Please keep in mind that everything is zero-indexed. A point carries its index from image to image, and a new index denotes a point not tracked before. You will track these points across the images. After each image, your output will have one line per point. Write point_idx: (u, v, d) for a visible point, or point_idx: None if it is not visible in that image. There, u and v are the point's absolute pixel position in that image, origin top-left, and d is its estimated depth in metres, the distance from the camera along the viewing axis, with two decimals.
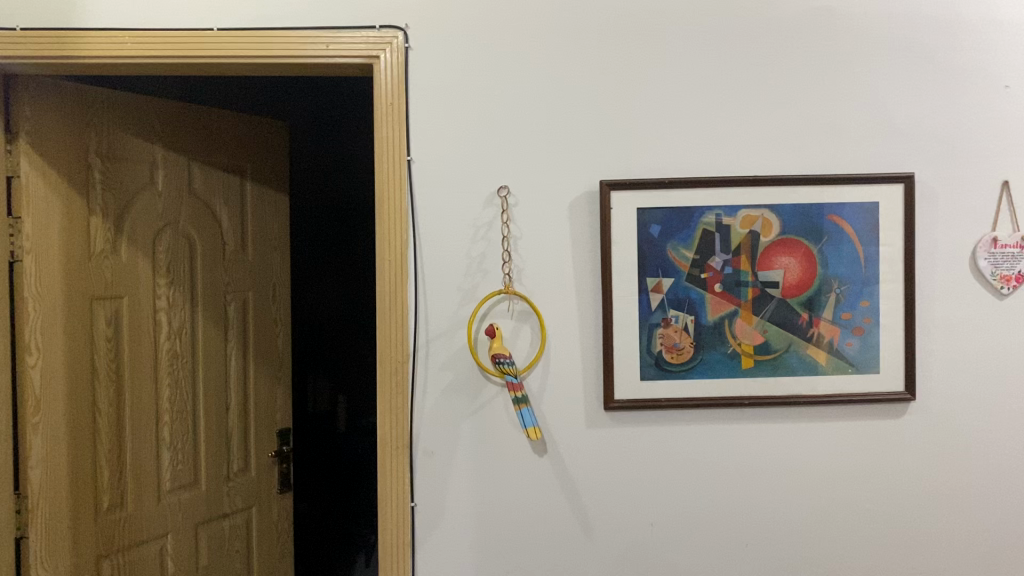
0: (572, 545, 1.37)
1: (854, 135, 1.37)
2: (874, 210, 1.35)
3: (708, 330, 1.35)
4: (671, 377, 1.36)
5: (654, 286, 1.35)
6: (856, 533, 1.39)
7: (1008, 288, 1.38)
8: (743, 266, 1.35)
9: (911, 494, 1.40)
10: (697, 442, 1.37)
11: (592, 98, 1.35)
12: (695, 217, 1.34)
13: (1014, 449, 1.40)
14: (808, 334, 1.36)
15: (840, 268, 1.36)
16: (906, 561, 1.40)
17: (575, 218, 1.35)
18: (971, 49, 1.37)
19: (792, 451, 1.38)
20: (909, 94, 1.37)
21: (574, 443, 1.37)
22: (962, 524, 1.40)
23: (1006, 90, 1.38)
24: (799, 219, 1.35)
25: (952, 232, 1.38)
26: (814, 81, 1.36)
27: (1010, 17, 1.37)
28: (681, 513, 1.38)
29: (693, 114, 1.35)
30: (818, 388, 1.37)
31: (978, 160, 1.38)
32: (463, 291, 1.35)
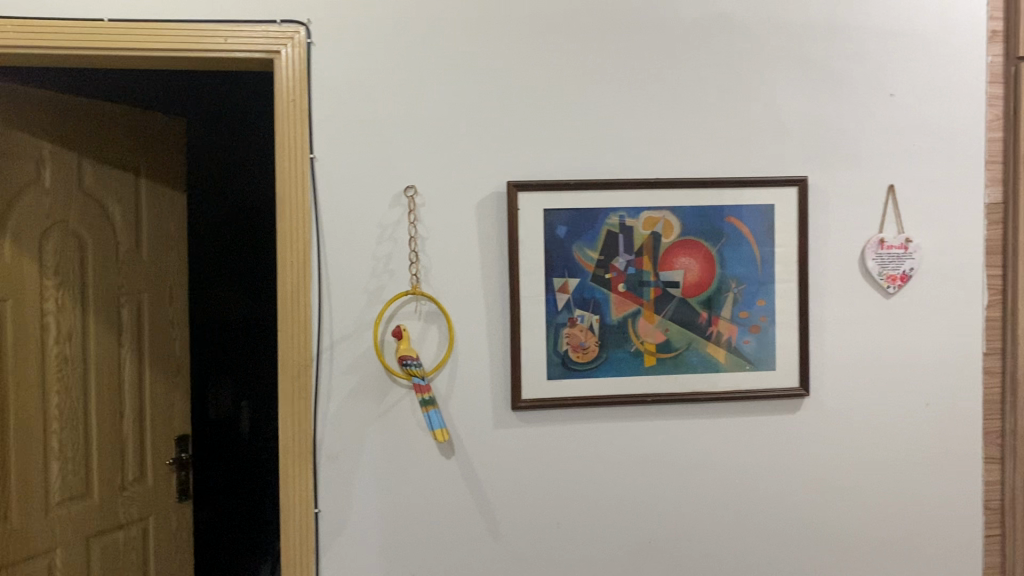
0: (478, 547, 1.37)
1: (751, 139, 1.41)
2: (770, 212, 1.40)
3: (613, 330, 1.38)
4: (578, 377, 1.37)
5: (561, 286, 1.36)
6: (754, 526, 1.44)
7: (894, 287, 1.45)
8: (646, 266, 1.38)
9: (805, 487, 1.45)
10: (603, 440, 1.39)
11: (498, 98, 1.35)
12: (600, 218, 1.36)
13: (898, 441, 1.48)
14: (707, 332, 1.40)
15: (737, 268, 1.40)
16: (800, 552, 1.45)
17: (482, 219, 1.35)
18: (860, 58, 1.43)
19: (694, 447, 1.42)
20: (803, 100, 1.42)
21: (481, 444, 1.37)
22: (852, 514, 1.47)
23: (892, 98, 1.45)
24: (699, 221, 1.38)
25: (843, 234, 1.44)
26: (713, 86, 1.40)
27: (895, 29, 1.44)
28: (588, 511, 1.40)
29: (597, 116, 1.37)
30: (719, 385, 1.41)
31: (866, 165, 1.45)
32: (369, 292, 1.33)
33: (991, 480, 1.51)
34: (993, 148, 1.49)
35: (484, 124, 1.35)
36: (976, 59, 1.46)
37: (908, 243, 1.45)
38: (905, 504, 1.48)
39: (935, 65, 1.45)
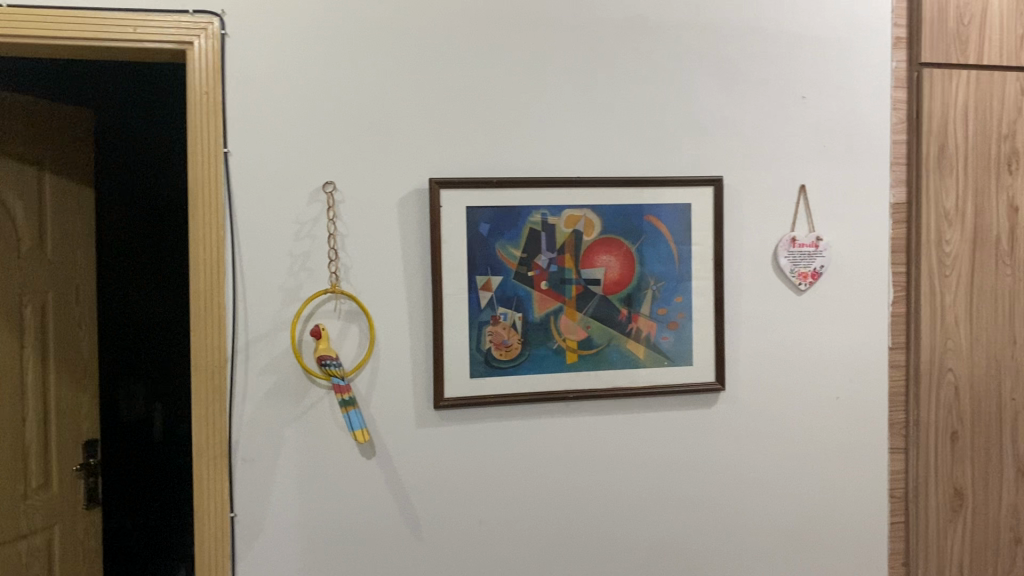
0: (400, 548, 1.36)
1: (669, 139, 1.44)
2: (687, 211, 1.43)
3: (535, 327, 1.38)
4: (500, 374, 1.37)
5: (484, 284, 1.36)
6: (672, 520, 1.47)
7: (805, 284, 1.50)
8: (568, 264, 1.39)
9: (723, 480, 1.49)
10: (526, 438, 1.40)
11: (418, 95, 1.34)
12: (522, 217, 1.36)
13: (810, 433, 1.52)
14: (628, 329, 1.42)
15: (656, 266, 1.42)
16: (717, 543, 1.49)
17: (403, 215, 1.34)
18: (774, 61, 1.47)
19: (614, 443, 1.44)
20: (720, 101, 1.45)
21: (402, 445, 1.35)
22: (768, 505, 1.51)
23: (803, 100, 1.49)
24: (619, 219, 1.40)
25: (758, 232, 1.48)
26: (633, 86, 1.42)
27: (806, 33, 1.49)
28: (511, 509, 1.40)
29: (519, 114, 1.38)
30: (639, 381, 1.43)
31: (780, 165, 1.49)
32: (286, 290, 1.31)
33: (895, 469, 1.58)
34: (898, 150, 1.55)
35: (405, 120, 1.33)
36: (880, 65, 1.53)
37: (819, 241, 1.50)
38: (818, 494, 1.54)
39: (843, 69, 1.51)
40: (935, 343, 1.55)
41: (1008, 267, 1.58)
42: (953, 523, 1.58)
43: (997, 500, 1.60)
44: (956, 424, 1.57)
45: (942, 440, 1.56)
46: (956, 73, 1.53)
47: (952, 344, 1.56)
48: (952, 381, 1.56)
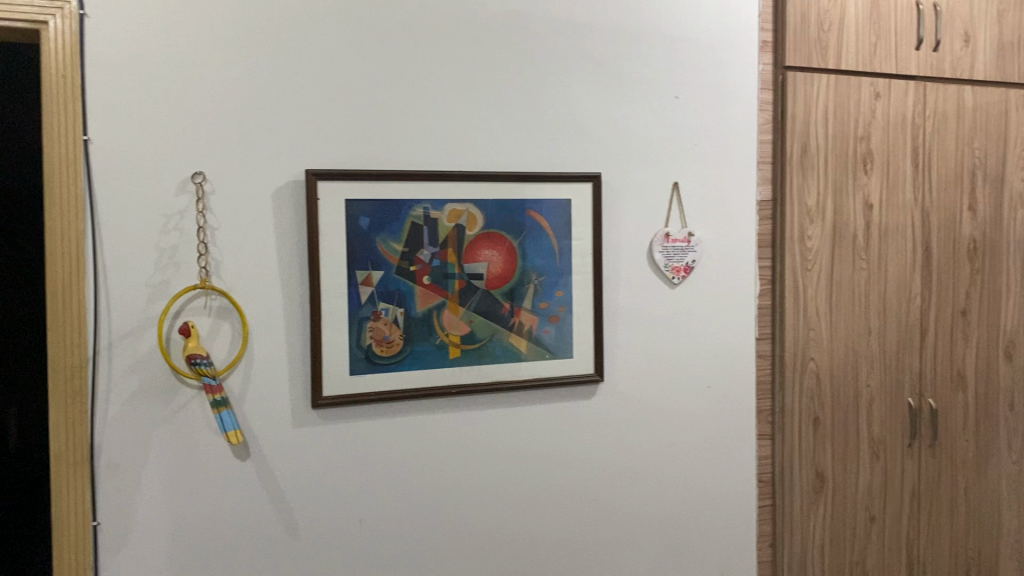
0: (277, 550, 1.32)
1: (549, 135, 1.45)
2: (567, 207, 1.45)
3: (417, 322, 1.37)
4: (381, 371, 1.35)
5: (364, 279, 1.33)
6: (552, 511, 1.49)
7: (679, 278, 1.55)
8: (450, 259, 1.38)
9: (602, 471, 1.52)
10: (408, 435, 1.39)
11: (294, 85, 1.30)
12: (404, 210, 1.35)
13: (683, 422, 1.58)
14: (509, 323, 1.43)
15: (537, 260, 1.44)
16: (596, 532, 1.52)
17: (278, 208, 1.30)
18: (649, 62, 1.51)
19: (496, 437, 1.44)
20: (597, 99, 1.48)
21: (279, 445, 1.32)
22: (645, 494, 1.55)
23: (676, 100, 1.54)
24: (500, 213, 1.41)
25: (634, 228, 1.52)
26: (513, 81, 1.43)
27: (679, 35, 1.53)
28: (393, 506, 1.38)
29: (399, 107, 1.36)
30: (521, 375, 1.44)
31: (654, 162, 1.53)
32: (152, 286, 1.24)
33: (762, 455, 1.65)
34: (765, 149, 1.62)
35: (280, 111, 1.29)
36: (747, 67, 1.59)
37: (691, 237, 1.55)
38: (692, 481, 1.59)
39: (713, 71, 1.56)
40: (799, 334, 1.63)
41: (864, 260, 1.68)
42: (816, 504, 1.67)
43: (855, 480, 1.70)
44: (818, 410, 1.66)
45: (805, 425, 1.65)
46: (817, 76, 1.61)
47: (815, 334, 1.64)
48: (814, 369, 1.65)
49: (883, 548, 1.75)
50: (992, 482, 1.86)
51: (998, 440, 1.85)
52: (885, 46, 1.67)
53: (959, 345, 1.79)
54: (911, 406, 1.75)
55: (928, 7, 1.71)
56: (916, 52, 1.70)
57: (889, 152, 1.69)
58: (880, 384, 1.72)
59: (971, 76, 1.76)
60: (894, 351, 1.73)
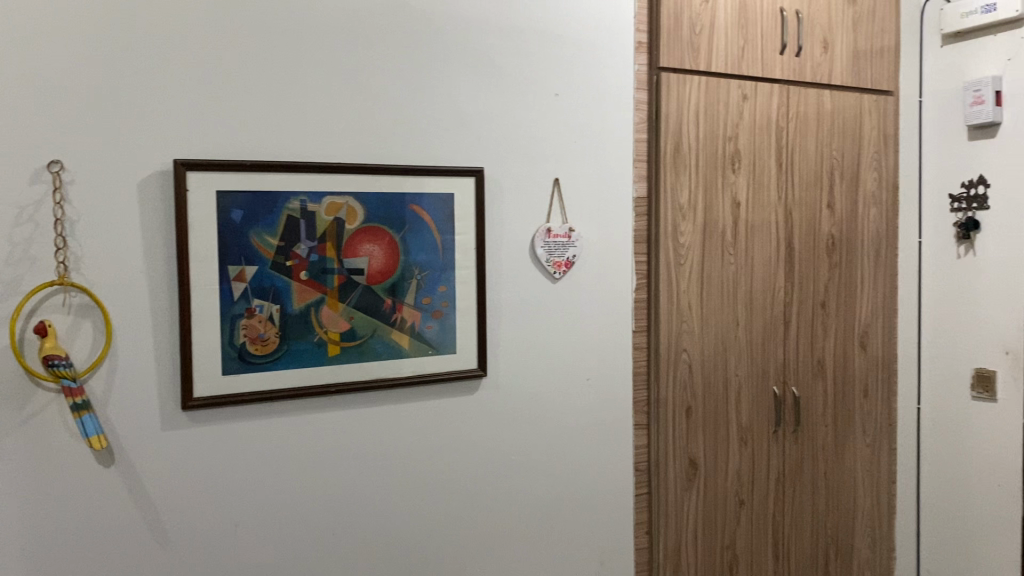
0: (145, 560, 1.26)
1: (430, 128, 1.44)
2: (449, 201, 1.44)
3: (294, 319, 1.33)
4: (256, 370, 1.31)
5: (237, 274, 1.28)
6: (435, 508, 1.48)
7: (560, 273, 1.57)
8: (328, 253, 1.35)
9: (484, 465, 1.52)
10: (286, 434, 1.34)
11: (161, 70, 1.23)
12: (279, 203, 1.30)
13: (564, 415, 1.60)
14: (390, 319, 1.41)
15: (419, 255, 1.42)
16: (479, 526, 1.52)
17: (144, 199, 1.23)
18: (530, 58, 1.52)
19: (378, 435, 1.42)
20: (479, 93, 1.48)
21: (147, 449, 1.25)
22: (527, 487, 1.57)
23: (556, 97, 1.55)
24: (380, 206, 1.38)
25: (515, 223, 1.52)
26: (393, 72, 1.40)
27: (558, 33, 1.55)
28: (270, 509, 1.34)
29: (275, 95, 1.31)
30: (403, 371, 1.43)
31: (535, 158, 1.54)
32: (3, 282, 1.16)
33: (638, 445, 1.69)
34: (641, 147, 1.66)
35: (146, 95, 1.22)
36: (625, 67, 1.62)
37: (571, 232, 1.57)
38: (572, 473, 1.62)
39: (592, 69, 1.59)
40: (674, 327, 1.68)
41: (732, 255, 1.75)
42: (689, 491, 1.73)
43: (724, 467, 1.77)
44: (691, 400, 1.72)
45: (678, 415, 1.70)
46: (689, 77, 1.66)
47: (687, 327, 1.70)
48: (687, 361, 1.70)
49: (751, 530, 1.83)
50: (849, 464, 1.97)
51: (853, 424, 1.97)
52: (752, 50, 1.75)
53: (819, 335, 1.90)
54: (776, 393, 1.84)
55: (790, 14, 1.79)
56: (780, 57, 1.79)
57: (756, 151, 1.77)
58: (747, 373, 1.79)
59: (829, 80, 1.87)
60: (760, 342, 1.81)
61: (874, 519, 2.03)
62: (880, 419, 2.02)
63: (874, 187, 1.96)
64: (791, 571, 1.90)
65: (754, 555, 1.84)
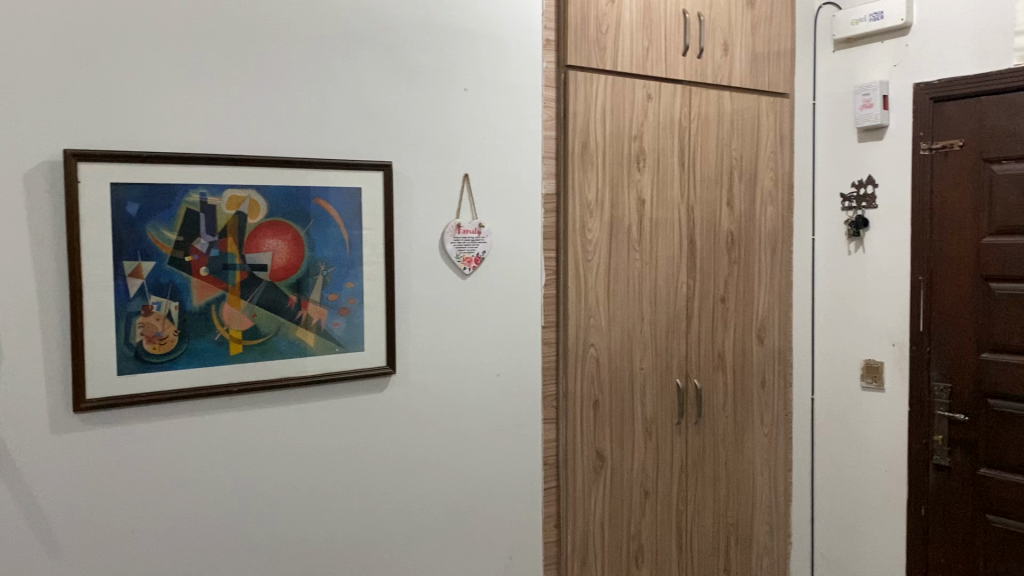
0: (33, 571, 1.19)
1: (337, 121, 1.41)
2: (357, 196, 1.42)
3: (194, 316, 1.28)
4: (153, 369, 1.26)
5: (133, 270, 1.23)
6: (342, 508, 1.45)
7: (469, 269, 1.56)
8: (229, 248, 1.31)
9: (393, 463, 1.50)
10: (186, 436, 1.30)
11: (50, 54, 1.17)
12: (178, 196, 1.26)
13: (474, 411, 1.60)
14: (295, 316, 1.38)
15: (325, 251, 1.40)
16: (388, 525, 1.51)
17: (31, 191, 1.16)
18: (438, 53, 1.51)
19: (283, 435, 1.39)
20: (387, 87, 1.46)
21: (35, 454, 1.18)
22: (437, 484, 1.56)
23: (465, 92, 1.55)
24: (285, 200, 1.35)
25: (424, 218, 1.51)
26: (299, 63, 1.37)
27: (467, 28, 1.54)
28: (169, 514, 1.29)
29: (175, 84, 1.26)
30: (309, 370, 1.40)
31: (444, 153, 1.53)
32: None
33: (548, 439, 1.71)
34: (549, 144, 1.67)
35: (35, 80, 1.16)
36: (534, 64, 1.63)
37: (481, 228, 1.57)
38: (483, 469, 1.61)
39: (501, 64, 1.59)
40: (581, 322, 1.71)
41: (637, 251, 1.79)
42: (596, 483, 1.75)
43: (630, 458, 1.81)
44: (597, 393, 1.74)
45: (585, 408, 1.73)
46: (595, 76, 1.69)
47: (594, 321, 1.73)
48: (594, 354, 1.73)
49: (656, 520, 1.87)
50: (748, 453, 2.04)
51: (752, 414, 2.04)
52: (656, 51, 1.78)
53: (720, 329, 1.95)
54: (679, 386, 1.88)
55: (693, 16, 1.84)
56: (683, 58, 1.83)
57: (660, 150, 1.81)
58: (652, 366, 1.83)
59: (729, 82, 1.92)
60: (664, 336, 1.85)
61: (771, 505, 2.11)
62: (777, 409, 2.10)
63: (771, 186, 2.03)
64: (693, 559, 1.95)
65: (658, 544, 1.88)
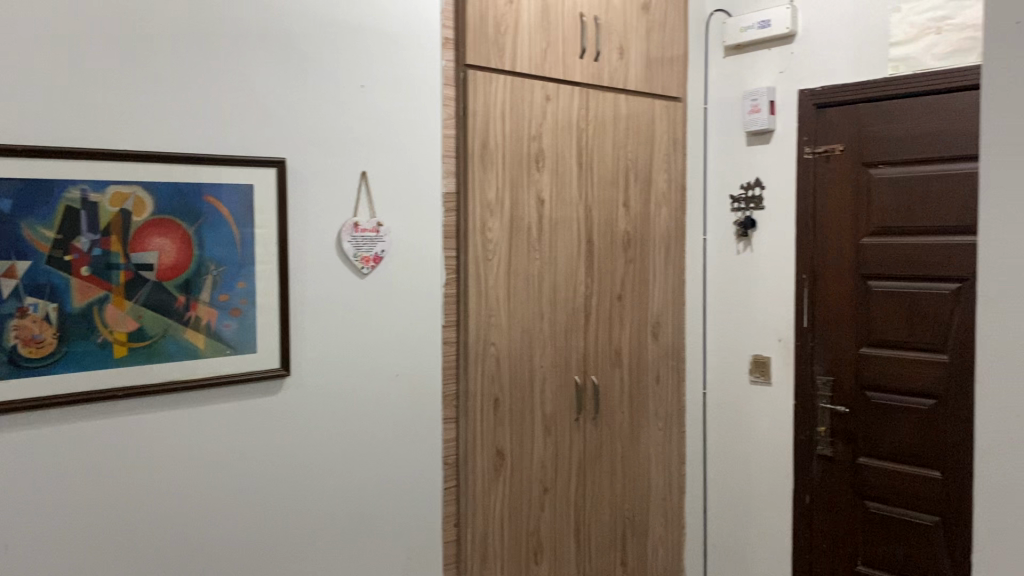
0: None
1: (229, 115, 1.37)
2: (249, 193, 1.38)
3: (74, 318, 1.22)
4: (30, 374, 1.19)
5: (6, 270, 1.16)
6: (236, 514, 1.41)
7: (367, 268, 1.55)
8: (112, 247, 1.25)
9: (288, 467, 1.47)
10: (67, 444, 1.23)
11: None
12: (57, 192, 1.19)
13: (373, 412, 1.58)
14: (184, 317, 1.33)
15: (216, 249, 1.35)
16: (283, 531, 1.47)
17: None
18: (335, 48, 1.49)
19: (172, 440, 1.34)
20: (281, 81, 1.42)
21: None
22: (334, 488, 1.53)
23: (363, 89, 1.53)
24: (172, 198, 1.30)
25: (319, 216, 1.48)
26: (189, 54, 1.32)
27: (365, 24, 1.52)
28: (48, 525, 1.22)
29: (57, 72, 1.20)
30: (200, 372, 1.35)
31: (340, 151, 1.50)
32: None
33: (448, 438, 1.70)
34: (448, 143, 1.66)
35: None
36: (434, 62, 1.62)
37: (379, 227, 1.56)
38: (381, 471, 1.60)
39: (401, 62, 1.58)
40: (480, 321, 1.71)
41: (536, 250, 1.80)
42: (496, 481, 1.76)
43: (529, 455, 1.82)
44: (497, 392, 1.75)
45: (485, 406, 1.73)
46: (494, 76, 1.70)
47: (494, 320, 1.74)
48: (494, 353, 1.74)
49: (554, 516, 1.89)
50: (644, 447, 2.09)
51: (648, 409, 2.09)
52: (554, 52, 1.80)
53: (617, 326, 1.99)
54: (578, 383, 1.91)
55: (590, 20, 1.87)
56: (580, 60, 1.86)
57: (558, 151, 1.83)
58: (552, 364, 1.85)
59: (625, 85, 1.96)
60: (563, 334, 1.87)
61: (665, 497, 2.17)
62: (670, 404, 2.16)
63: (665, 186, 2.09)
64: (590, 553, 1.98)
65: (556, 539, 1.90)
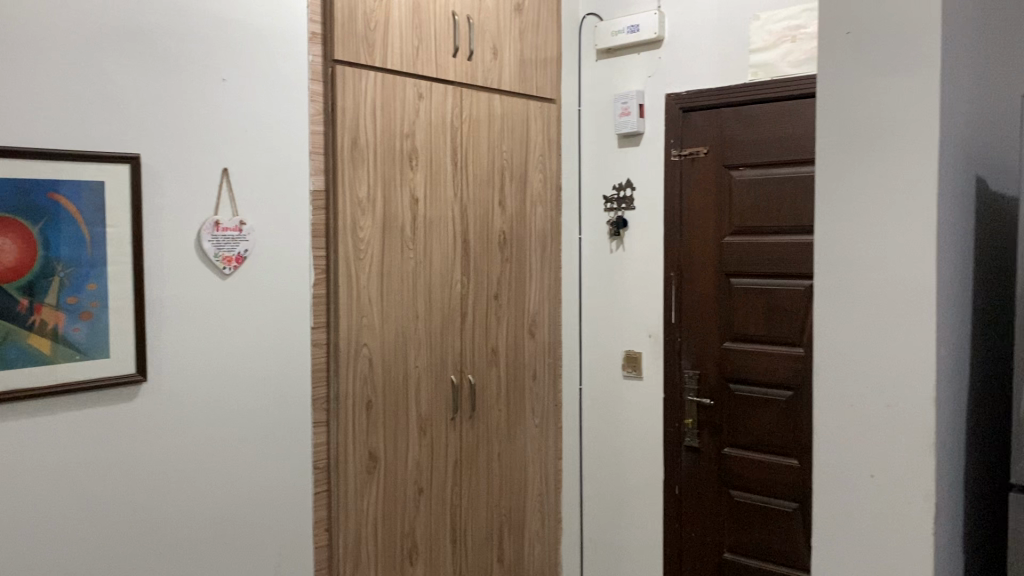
0: None
1: (79, 107, 1.29)
2: (100, 190, 1.31)
3: None
4: None
5: None
6: (90, 529, 1.33)
7: (230, 268, 1.49)
8: None
9: (148, 477, 1.40)
10: None
11: None
12: None
13: (238, 418, 1.53)
14: (27, 321, 1.25)
15: (62, 249, 1.28)
16: (143, 545, 1.40)
17: None
18: (194, 40, 1.43)
19: (17, 453, 1.25)
20: (136, 72, 1.36)
21: None
22: (198, 497, 1.47)
23: (225, 82, 1.47)
24: (13, 194, 1.22)
25: (178, 214, 1.42)
26: (33, 41, 1.24)
27: (228, 16, 1.47)
28: None
29: None
30: (46, 380, 1.27)
31: (201, 146, 1.45)
32: None
33: (319, 442, 1.67)
34: (317, 140, 1.63)
35: None
36: (301, 57, 1.58)
37: (242, 226, 1.51)
38: (249, 477, 1.55)
39: (267, 56, 1.53)
40: (352, 322, 1.68)
41: (410, 249, 1.79)
42: (369, 483, 1.74)
43: (404, 456, 1.81)
44: (371, 394, 1.73)
45: (358, 408, 1.70)
46: (364, 72, 1.67)
47: (367, 321, 1.71)
48: (367, 354, 1.72)
49: (429, 517, 1.88)
50: (520, 445, 2.11)
51: (524, 407, 2.11)
52: (426, 51, 1.80)
53: (492, 325, 2.00)
54: (453, 382, 1.91)
55: (462, 19, 1.87)
56: (453, 59, 1.86)
57: (431, 149, 1.82)
58: (426, 364, 1.84)
59: (498, 84, 1.97)
60: (438, 334, 1.86)
61: (542, 494, 2.19)
62: (547, 401, 2.19)
63: (539, 186, 2.11)
64: (467, 552, 1.98)
65: (431, 540, 1.89)
